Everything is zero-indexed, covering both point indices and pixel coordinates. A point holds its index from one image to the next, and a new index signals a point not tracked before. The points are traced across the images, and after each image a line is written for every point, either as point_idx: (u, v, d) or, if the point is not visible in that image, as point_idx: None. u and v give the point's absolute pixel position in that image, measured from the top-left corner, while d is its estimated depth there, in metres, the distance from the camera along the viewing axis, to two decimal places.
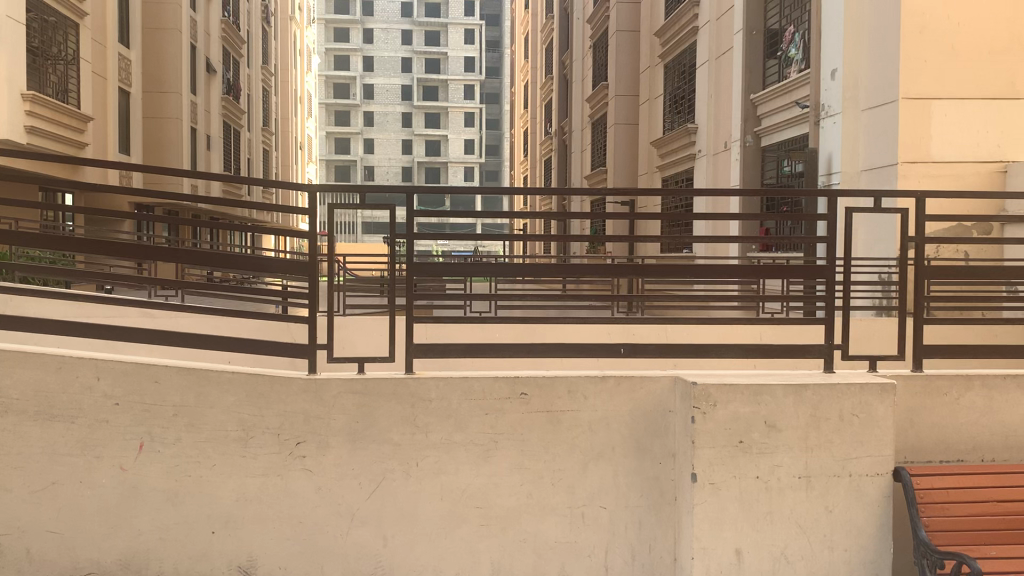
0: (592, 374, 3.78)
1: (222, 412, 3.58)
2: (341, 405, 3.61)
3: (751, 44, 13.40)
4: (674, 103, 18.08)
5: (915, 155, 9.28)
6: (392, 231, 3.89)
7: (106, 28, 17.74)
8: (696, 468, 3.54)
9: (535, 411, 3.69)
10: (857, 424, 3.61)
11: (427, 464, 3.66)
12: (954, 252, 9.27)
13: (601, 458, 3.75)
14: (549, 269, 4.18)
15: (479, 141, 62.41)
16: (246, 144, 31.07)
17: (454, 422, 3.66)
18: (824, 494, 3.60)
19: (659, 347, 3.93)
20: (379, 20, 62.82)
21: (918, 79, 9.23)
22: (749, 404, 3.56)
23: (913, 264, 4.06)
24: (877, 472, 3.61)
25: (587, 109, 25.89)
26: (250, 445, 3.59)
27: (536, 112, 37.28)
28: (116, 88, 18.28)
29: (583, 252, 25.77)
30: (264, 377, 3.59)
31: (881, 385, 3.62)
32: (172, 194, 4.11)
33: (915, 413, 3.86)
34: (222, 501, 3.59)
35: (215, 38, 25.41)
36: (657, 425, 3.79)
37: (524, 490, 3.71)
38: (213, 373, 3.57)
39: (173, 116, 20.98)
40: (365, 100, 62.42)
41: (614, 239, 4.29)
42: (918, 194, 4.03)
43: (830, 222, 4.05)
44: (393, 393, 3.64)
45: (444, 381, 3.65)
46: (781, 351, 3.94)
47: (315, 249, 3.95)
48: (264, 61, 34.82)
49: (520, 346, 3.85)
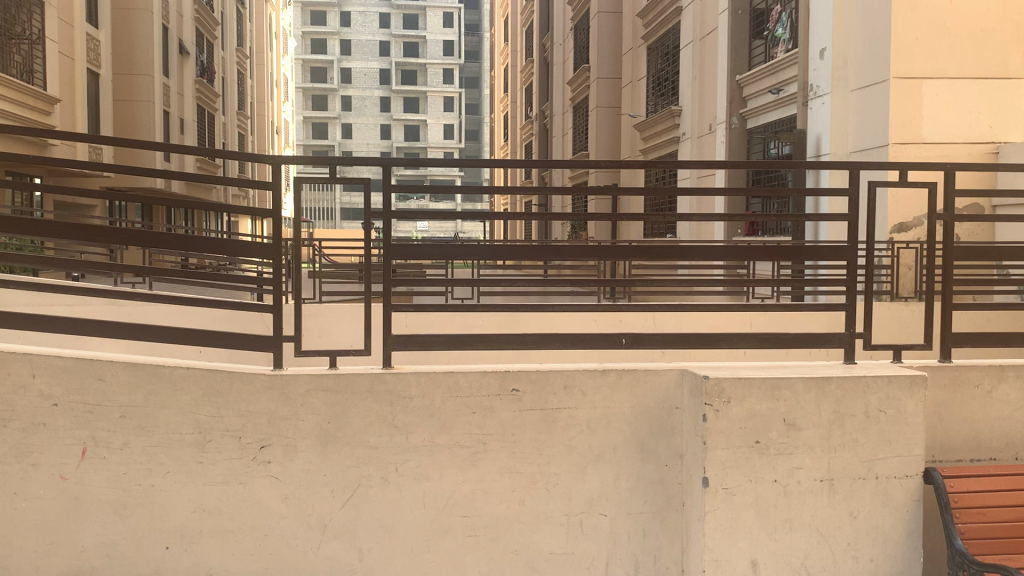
0: (590, 367, 3.40)
1: (177, 413, 3.18)
2: (310, 404, 3.22)
3: (738, 23, 12.97)
4: (657, 86, 17.71)
5: (905, 137, 8.93)
6: (368, 210, 3.45)
7: (73, 8, 17.06)
8: (708, 473, 3.18)
9: (528, 408, 3.32)
10: (885, 421, 3.27)
11: (408, 469, 3.27)
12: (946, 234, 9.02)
13: (601, 461, 3.39)
14: (537, 253, 3.75)
15: (458, 126, 61.84)
16: (221, 128, 30.39)
17: (438, 423, 3.28)
18: (848, 499, 3.25)
19: (664, 336, 3.55)
20: (356, 3, 61.85)
21: (909, 57, 8.89)
22: (766, 399, 3.20)
23: (943, 242, 3.66)
24: (905, 473, 3.28)
25: (568, 91, 25.49)
26: (208, 450, 3.19)
27: (516, 96, 36.75)
28: (85, 68, 17.64)
29: (563, 236, 25.46)
30: (223, 373, 3.19)
31: (910, 377, 3.28)
32: (133, 171, 3.66)
33: (945, 408, 3.52)
34: (177, 514, 3.20)
35: (187, 19, 24.69)
36: (662, 423, 3.43)
37: (516, 497, 3.33)
38: (165, 369, 3.17)
39: (144, 99, 20.33)
40: (343, 84, 61.61)
41: (604, 218, 3.85)
42: (946, 165, 3.63)
43: (851, 198, 3.63)
44: (368, 391, 3.24)
45: (427, 376, 3.26)
46: (797, 340, 3.58)
47: (279, 232, 3.51)
48: (239, 43, 34.05)
49: (510, 337, 3.46)
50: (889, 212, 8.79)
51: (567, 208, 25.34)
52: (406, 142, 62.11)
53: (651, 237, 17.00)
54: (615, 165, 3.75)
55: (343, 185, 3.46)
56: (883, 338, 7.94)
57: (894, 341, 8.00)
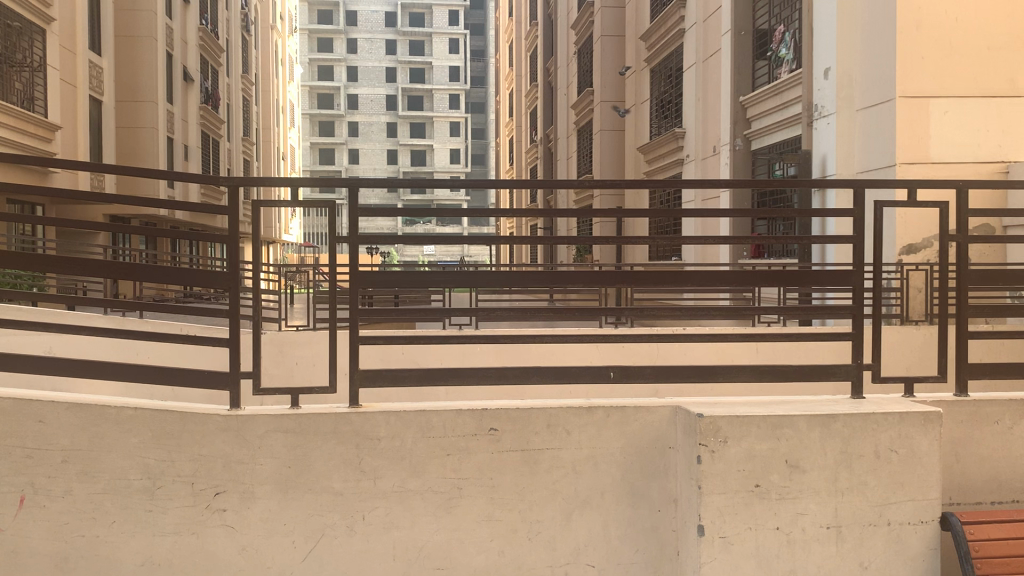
0: (575, 404, 3.14)
1: (123, 456, 2.92)
2: (269, 446, 2.96)
3: (740, 44, 12.76)
4: (660, 108, 17.52)
5: (912, 156, 8.68)
6: (334, 235, 3.21)
7: (76, 35, 16.99)
8: (703, 519, 2.90)
9: (508, 449, 3.05)
10: (897, 461, 2.98)
11: (376, 517, 3.00)
12: None
13: (587, 506, 3.11)
14: (519, 279, 3.47)
15: (464, 151, 61.85)
16: (226, 155, 30.35)
17: (409, 466, 3.01)
18: (858, 548, 2.96)
19: (656, 369, 3.28)
20: (362, 30, 62.11)
21: (917, 76, 8.65)
22: (766, 439, 2.93)
23: (957, 266, 3.38)
24: (922, 519, 2.99)
25: (572, 115, 25.35)
26: (157, 498, 2.93)
27: (521, 120, 36.70)
28: (87, 96, 17.53)
29: (569, 260, 25.22)
30: (175, 413, 2.94)
31: (924, 413, 3.00)
32: (125, 199, 3.44)
33: (963, 447, 3.24)
34: (124, 567, 2.92)
35: (192, 46, 24.68)
36: (655, 464, 3.16)
37: (494, 546, 3.05)
38: (111, 410, 2.92)
39: (149, 126, 20.25)
40: (349, 110, 61.82)
41: (595, 242, 3.58)
42: (956, 184, 3.38)
43: (856, 218, 3.36)
44: (332, 431, 2.98)
45: (396, 416, 3.00)
46: (801, 373, 3.31)
47: (239, 258, 3.24)
48: (244, 70, 34.11)
49: (488, 371, 3.19)
50: (897, 233, 8.52)
51: (571, 231, 25.12)
52: (412, 167, 62.24)
53: (656, 261, 16.74)
54: (604, 184, 3.50)
55: (305, 207, 3.19)
56: (893, 365, 7.66)
57: (903, 369, 7.72)
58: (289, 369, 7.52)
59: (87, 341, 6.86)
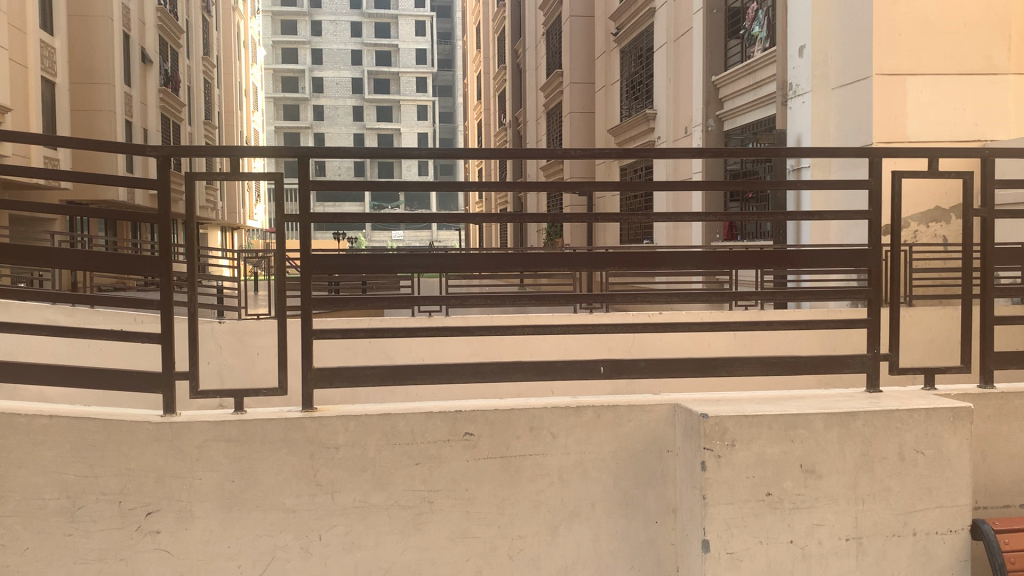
0: (561, 404, 2.76)
1: (37, 472, 2.51)
2: (208, 456, 2.56)
3: (712, 22, 12.38)
4: (631, 89, 17.13)
5: (889, 136, 8.40)
6: (281, 215, 2.79)
7: (25, 14, 16.18)
8: (708, 535, 2.54)
9: (485, 457, 2.68)
10: (923, 463, 2.66)
11: (335, 537, 2.61)
12: (932, 236, 8.24)
13: (575, 519, 2.75)
14: (496, 266, 3.08)
15: (432, 135, 61.18)
16: (186, 138, 29.46)
17: (372, 478, 2.63)
18: (880, 561, 2.63)
19: (650, 363, 2.92)
20: (327, 12, 60.79)
21: (891, 53, 8.35)
22: (778, 441, 2.58)
23: (981, 245, 3.04)
24: (950, 528, 2.67)
25: (542, 97, 24.89)
26: (79, 519, 2.52)
27: (489, 102, 36.18)
28: (38, 77, 16.71)
29: (539, 243, 24.87)
30: (98, 421, 2.53)
31: (952, 409, 2.67)
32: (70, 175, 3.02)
33: (988, 445, 2.92)
34: None
35: (150, 27, 23.83)
36: (651, 469, 2.80)
37: (471, 567, 2.68)
38: (21, 419, 2.50)
39: (106, 109, 19.44)
40: (315, 93, 60.78)
41: (577, 219, 3.18)
42: (978, 151, 3.05)
43: (872, 191, 3.02)
44: (283, 439, 2.59)
45: (356, 421, 2.62)
46: (810, 365, 2.97)
47: (170, 243, 2.81)
48: (205, 52, 33.14)
49: (461, 369, 2.80)
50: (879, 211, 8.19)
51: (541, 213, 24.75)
52: None
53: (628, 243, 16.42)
54: (587, 157, 3.12)
55: (244, 180, 2.77)
56: (909, 359, 7.07)
57: (918, 363, 7.18)
58: (251, 360, 7.02)
59: (37, 341, 6.51)
